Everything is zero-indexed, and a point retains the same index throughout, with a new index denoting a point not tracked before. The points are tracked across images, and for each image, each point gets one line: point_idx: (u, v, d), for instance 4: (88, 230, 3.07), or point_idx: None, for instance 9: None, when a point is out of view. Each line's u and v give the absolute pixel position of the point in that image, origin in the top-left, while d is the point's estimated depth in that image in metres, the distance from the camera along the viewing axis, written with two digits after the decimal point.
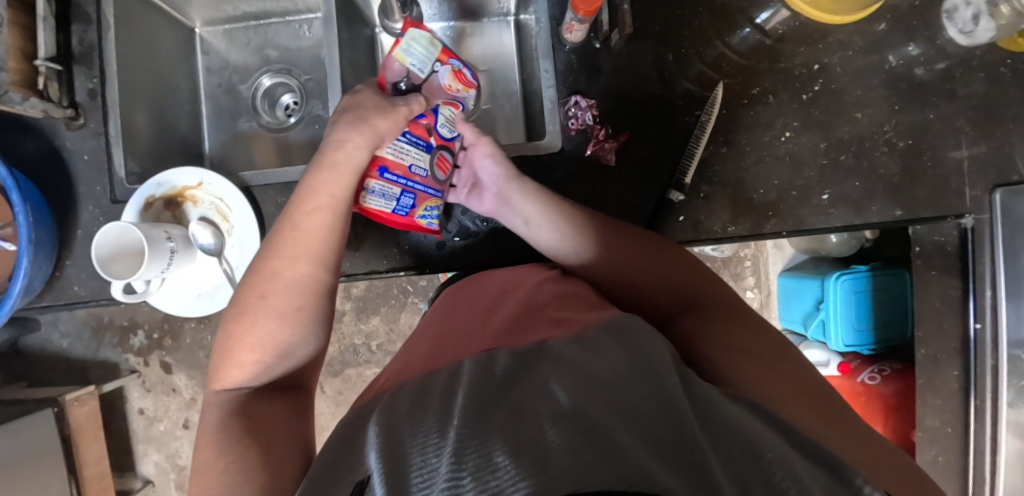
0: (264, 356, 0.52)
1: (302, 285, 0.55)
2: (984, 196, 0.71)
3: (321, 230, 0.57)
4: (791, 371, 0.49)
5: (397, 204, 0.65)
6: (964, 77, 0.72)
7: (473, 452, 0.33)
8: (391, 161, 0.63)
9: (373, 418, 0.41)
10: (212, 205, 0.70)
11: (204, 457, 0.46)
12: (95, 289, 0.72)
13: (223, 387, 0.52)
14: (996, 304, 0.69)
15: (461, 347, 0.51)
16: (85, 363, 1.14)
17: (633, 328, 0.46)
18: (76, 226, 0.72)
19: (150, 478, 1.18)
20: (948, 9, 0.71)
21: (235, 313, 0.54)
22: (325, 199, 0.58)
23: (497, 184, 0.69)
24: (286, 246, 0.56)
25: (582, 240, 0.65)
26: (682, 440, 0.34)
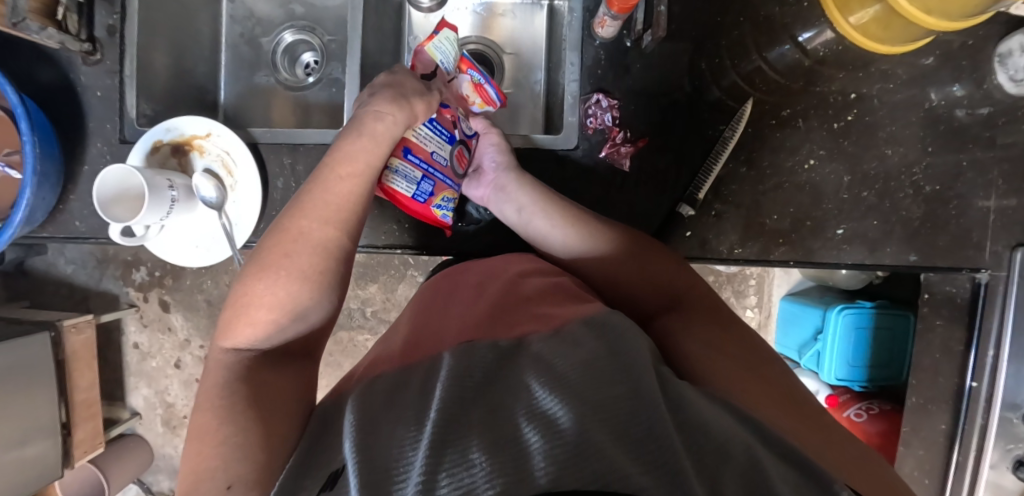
0: (279, 315, 0.50)
1: (327, 249, 0.53)
2: (1004, 253, 0.69)
3: (351, 198, 0.56)
4: (770, 372, 0.48)
5: (417, 190, 0.62)
6: (1008, 126, 0.68)
7: (449, 448, 0.33)
8: (415, 144, 0.61)
9: (350, 409, 0.41)
10: (218, 157, 0.69)
11: (202, 421, 0.45)
12: (96, 226, 0.72)
13: (232, 345, 0.50)
14: (996, 364, 0.68)
15: (440, 338, 0.50)
16: (87, 291, 1.16)
17: (616, 325, 0.44)
18: (83, 161, 0.72)
19: (138, 410, 1.21)
20: (1002, 53, 0.67)
21: (255, 268, 0.51)
22: (360, 167, 0.57)
23: (498, 172, 0.67)
24: (317, 208, 0.54)
25: (579, 218, 0.62)
26: (654, 434, 0.34)
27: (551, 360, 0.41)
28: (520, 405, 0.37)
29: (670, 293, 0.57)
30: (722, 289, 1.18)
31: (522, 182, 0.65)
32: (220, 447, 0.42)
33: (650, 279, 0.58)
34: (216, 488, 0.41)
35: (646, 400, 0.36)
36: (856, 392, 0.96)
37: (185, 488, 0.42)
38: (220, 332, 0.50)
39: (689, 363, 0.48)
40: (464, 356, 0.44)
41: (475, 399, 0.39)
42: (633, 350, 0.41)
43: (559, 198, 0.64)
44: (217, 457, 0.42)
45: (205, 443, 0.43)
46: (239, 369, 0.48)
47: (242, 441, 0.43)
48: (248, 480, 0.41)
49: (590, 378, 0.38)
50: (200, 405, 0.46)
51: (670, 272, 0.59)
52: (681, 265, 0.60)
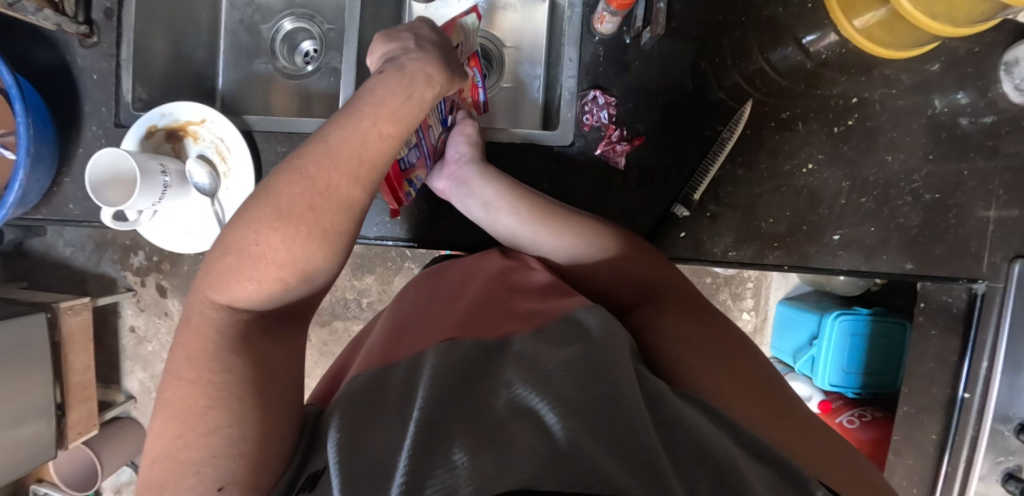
0: (289, 276, 0.41)
1: (351, 207, 0.43)
2: (1002, 265, 0.68)
3: (386, 156, 0.45)
4: (742, 366, 0.47)
5: (408, 157, 0.58)
6: (1012, 136, 0.67)
7: (431, 449, 0.33)
8: (430, 121, 0.59)
9: (332, 405, 0.41)
10: (212, 144, 0.68)
11: (178, 404, 0.37)
12: (89, 210, 0.72)
13: (227, 301, 0.40)
14: (990, 375, 0.67)
15: (418, 337, 0.49)
16: (85, 274, 1.17)
17: (600, 323, 0.44)
18: (78, 144, 0.72)
19: (133, 394, 1.21)
20: (1008, 61, 0.66)
21: (268, 212, 0.41)
22: (402, 123, 0.46)
23: (460, 162, 0.65)
24: (348, 158, 0.43)
25: (541, 212, 0.60)
26: (633, 432, 0.34)
27: (535, 358, 0.41)
28: (502, 404, 0.37)
29: (646, 288, 0.56)
30: (719, 291, 1.18)
31: (487, 176, 0.63)
32: (209, 437, 0.36)
33: (622, 275, 0.56)
34: (203, 489, 0.34)
35: (630, 401, 0.36)
36: (849, 398, 0.96)
37: (158, 478, 0.35)
38: (209, 282, 0.41)
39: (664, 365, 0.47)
40: (446, 354, 0.43)
41: (458, 393, 0.38)
42: (617, 348, 0.41)
43: (526, 191, 0.62)
44: (205, 452, 0.35)
45: (188, 427, 0.36)
46: (235, 337, 0.39)
47: (238, 436, 0.36)
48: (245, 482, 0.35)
49: (575, 379, 0.37)
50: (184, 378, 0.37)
51: (645, 267, 0.57)
52: (660, 259, 0.59)
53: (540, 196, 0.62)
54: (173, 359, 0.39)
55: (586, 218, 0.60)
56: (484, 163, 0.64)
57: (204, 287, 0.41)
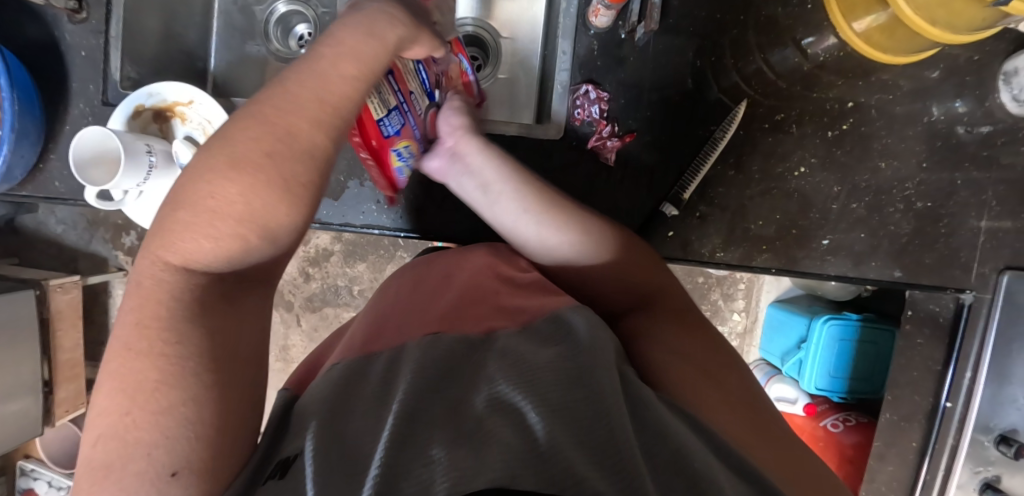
0: (248, 232, 0.39)
1: (314, 155, 0.42)
2: (991, 275, 0.68)
3: (351, 100, 0.45)
4: (723, 373, 0.47)
5: (388, 120, 0.53)
6: (1007, 147, 0.67)
7: (411, 445, 0.32)
8: (401, 77, 0.54)
9: (307, 398, 0.40)
10: (199, 125, 0.68)
11: (131, 375, 0.35)
12: (75, 188, 0.72)
13: (181, 262, 0.39)
14: (973, 386, 0.68)
15: (400, 325, 0.48)
16: (76, 253, 1.16)
17: (583, 325, 0.43)
18: (65, 122, 0.71)
19: None
20: (1007, 71, 0.65)
21: (221, 163, 0.39)
22: (363, 66, 0.46)
23: (455, 137, 0.61)
24: (307, 104, 0.43)
25: (545, 200, 0.57)
26: (611, 437, 0.33)
27: (516, 354, 0.40)
28: (482, 399, 0.36)
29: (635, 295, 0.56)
30: (711, 291, 1.18)
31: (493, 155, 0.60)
32: (161, 417, 0.34)
33: (618, 275, 0.56)
34: (155, 474, 0.33)
35: (611, 404, 0.35)
36: (834, 402, 0.97)
37: (104, 459, 0.34)
38: (161, 241, 0.40)
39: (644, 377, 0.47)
40: (428, 348, 0.41)
41: (441, 388, 0.38)
42: (599, 348, 0.40)
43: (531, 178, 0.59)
44: (155, 433, 0.34)
45: (138, 405, 0.35)
46: (191, 303, 0.38)
47: (192, 417, 0.35)
48: (201, 464, 0.34)
49: (555, 378, 0.37)
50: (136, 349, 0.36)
51: (638, 271, 0.56)
52: (653, 260, 0.58)
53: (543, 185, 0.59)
54: (121, 326, 0.38)
55: (586, 213, 0.58)
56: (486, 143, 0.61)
57: (156, 247, 0.40)
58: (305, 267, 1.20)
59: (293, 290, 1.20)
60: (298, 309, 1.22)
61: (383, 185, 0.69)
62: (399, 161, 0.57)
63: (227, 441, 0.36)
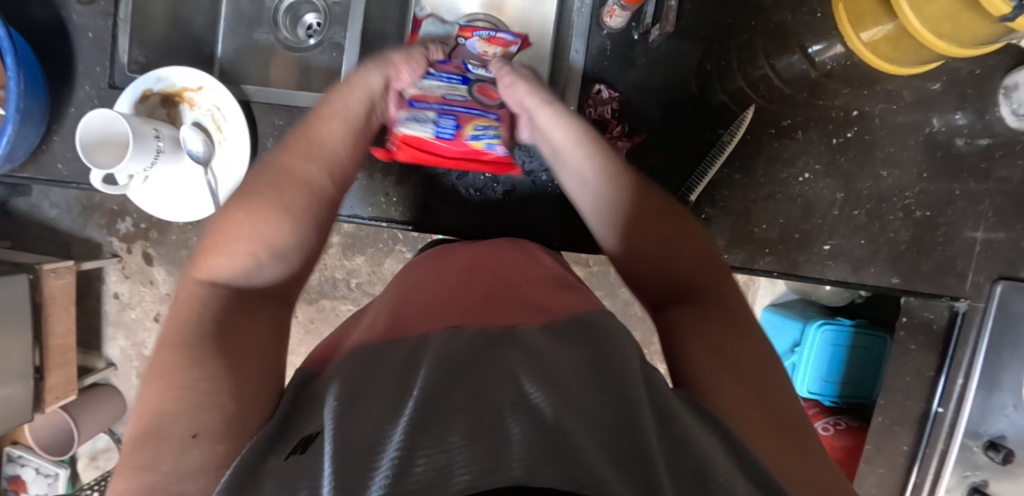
0: (258, 247, 0.46)
1: (311, 184, 0.51)
2: (985, 285, 0.70)
3: (336, 140, 0.55)
4: (758, 374, 0.40)
5: (438, 127, 0.56)
6: (1005, 160, 0.68)
7: (429, 431, 0.31)
8: (421, 94, 0.56)
9: (328, 377, 0.39)
10: (208, 112, 0.67)
11: (161, 359, 0.38)
12: (78, 171, 0.71)
13: (209, 278, 0.44)
14: (964, 392, 0.70)
15: (429, 316, 0.46)
16: (70, 237, 1.15)
17: (605, 325, 0.43)
18: (70, 104, 0.70)
19: (113, 361, 1.20)
20: (1008, 86, 0.67)
21: (237, 202, 0.48)
22: (342, 112, 0.56)
23: (525, 110, 0.58)
24: (299, 147, 0.53)
25: (601, 171, 0.56)
26: (631, 429, 0.32)
27: (531, 347, 0.41)
28: (506, 394, 0.36)
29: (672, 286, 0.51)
30: None
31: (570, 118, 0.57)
32: (181, 392, 0.36)
33: (668, 255, 0.52)
34: (179, 435, 0.34)
35: (635, 398, 0.35)
36: (825, 406, 0.97)
37: (145, 424, 0.35)
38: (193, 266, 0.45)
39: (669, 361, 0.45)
40: (448, 341, 0.41)
41: (461, 379, 0.37)
42: (623, 344, 0.40)
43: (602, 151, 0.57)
44: (178, 403, 0.35)
45: (166, 380, 0.36)
46: (214, 308, 0.42)
47: (213, 384, 0.36)
48: (222, 427, 0.34)
49: (580, 375, 0.37)
50: (169, 340, 0.39)
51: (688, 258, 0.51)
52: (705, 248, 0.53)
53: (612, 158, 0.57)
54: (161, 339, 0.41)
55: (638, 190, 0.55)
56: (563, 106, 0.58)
57: (187, 274, 0.45)
58: None
59: None
60: None
61: (392, 177, 0.68)
62: (484, 145, 0.59)
63: (245, 411, 0.36)
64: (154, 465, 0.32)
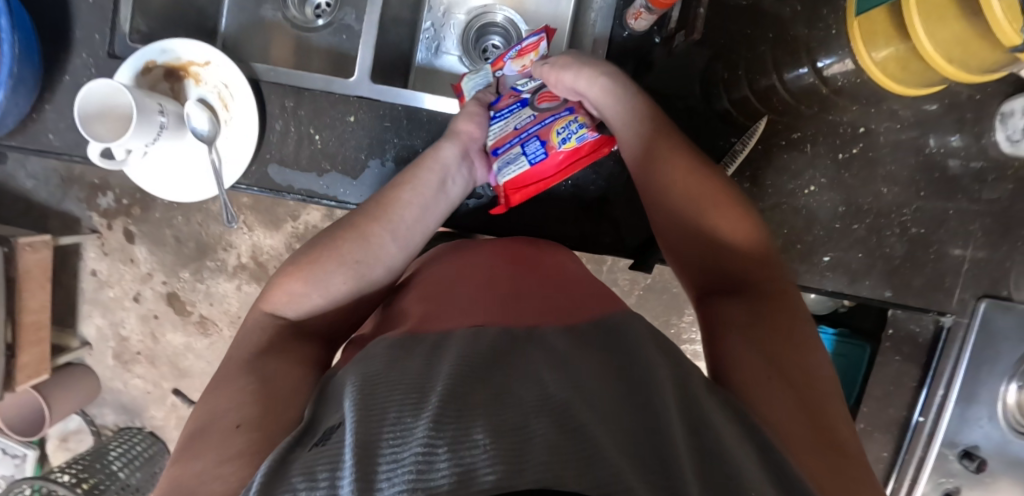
0: (313, 292, 0.52)
1: (369, 245, 0.56)
2: (970, 301, 0.73)
3: (404, 206, 0.59)
4: (797, 372, 0.42)
5: (529, 155, 0.59)
6: (995, 183, 0.71)
7: (453, 425, 0.30)
8: (498, 140, 0.62)
9: (348, 369, 0.38)
10: (215, 89, 0.64)
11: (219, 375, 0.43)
12: (71, 143, 0.68)
13: (270, 308, 0.51)
14: (944, 403, 0.73)
15: (475, 306, 0.47)
16: (46, 210, 1.09)
17: (630, 332, 0.43)
18: (65, 71, 0.67)
19: (88, 340, 1.15)
20: (1004, 112, 0.69)
21: (303, 254, 0.55)
22: (413, 185, 0.60)
23: (578, 98, 0.60)
24: (370, 207, 0.58)
25: (648, 152, 0.57)
26: (656, 436, 0.32)
27: (554, 347, 0.40)
28: (529, 395, 0.34)
29: (717, 270, 0.52)
30: None
31: (624, 95, 0.58)
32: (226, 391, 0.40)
33: (718, 240, 0.53)
34: (225, 425, 0.37)
35: (660, 404, 0.34)
36: None
37: (192, 427, 0.38)
38: (259, 297, 0.52)
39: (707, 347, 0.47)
40: (473, 339, 0.40)
41: (486, 373, 0.36)
42: (647, 351, 0.40)
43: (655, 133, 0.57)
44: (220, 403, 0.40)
45: (216, 384, 0.42)
46: (262, 338, 0.48)
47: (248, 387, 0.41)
48: (258, 419, 0.38)
49: (607, 382, 0.37)
50: (226, 356, 0.46)
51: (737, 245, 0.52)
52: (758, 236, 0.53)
53: (665, 140, 0.57)
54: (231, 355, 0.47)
55: (691, 171, 0.56)
56: (620, 72, 0.58)
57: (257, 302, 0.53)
58: (292, 243, 1.13)
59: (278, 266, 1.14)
60: None
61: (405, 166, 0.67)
62: (578, 142, 0.60)
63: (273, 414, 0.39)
64: (198, 455, 0.35)
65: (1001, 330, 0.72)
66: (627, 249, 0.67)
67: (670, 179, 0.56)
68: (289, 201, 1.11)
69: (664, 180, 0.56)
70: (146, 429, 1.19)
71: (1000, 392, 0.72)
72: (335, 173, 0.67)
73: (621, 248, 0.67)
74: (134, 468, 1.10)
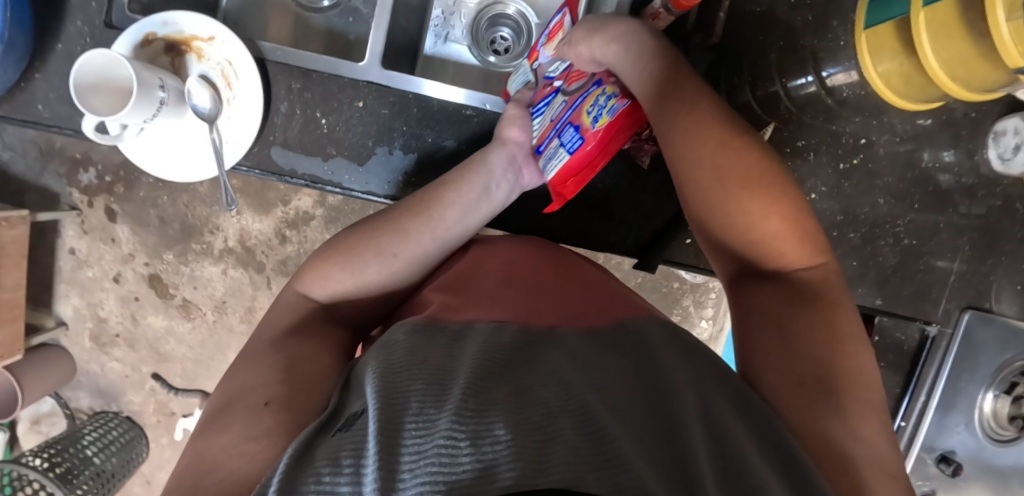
0: (348, 279, 0.52)
1: (406, 237, 0.55)
2: (955, 312, 0.75)
3: (442, 201, 0.58)
4: (835, 376, 0.41)
5: (567, 142, 0.54)
6: (984, 198, 0.74)
7: (476, 420, 0.30)
8: (541, 135, 0.61)
9: (369, 357, 0.37)
10: (218, 66, 0.62)
11: (247, 357, 0.45)
12: (62, 115, 0.65)
13: (304, 290, 0.52)
14: (924, 409, 0.75)
15: (502, 306, 0.46)
16: (22, 184, 1.05)
17: (649, 337, 0.43)
18: (58, 40, 0.64)
19: (64, 320, 1.12)
20: (997, 130, 0.72)
21: (336, 241, 0.55)
22: (453, 183, 0.60)
23: (602, 72, 0.56)
24: (411, 201, 0.58)
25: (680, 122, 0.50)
26: (674, 443, 0.32)
27: (575, 349, 0.41)
28: (552, 395, 0.34)
29: (754, 255, 0.48)
30: (683, 297, 1.20)
31: (638, 60, 0.53)
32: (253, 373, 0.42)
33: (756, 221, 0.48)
34: (254, 402, 0.39)
35: (680, 412, 0.35)
36: None
37: (219, 403, 0.40)
38: (296, 278, 0.54)
39: (739, 340, 0.47)
40: (494, 335, 0.40)
41: (508, 370, 0.36)
42: (667, 358, 0.41)
43: (677, 98, 0.51)
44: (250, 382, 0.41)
45: (243, 365, 0.44)
46: (291, 322, 0.50)
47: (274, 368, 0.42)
48: (286, 400, 0.39)
49: (627, 387, 0.37)
50: (261, 335, 0.48)
51: (774, 225, 0.47)
52: (798, 207, 0.49)
53: (687, 107, 0.50)
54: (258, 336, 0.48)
55: (722, 141, 0.49)
56: (636, 32, 0.54)
57: (292, 282, 0.54)
58: (282, 228, 1.10)
59: (266, 252, 1.11)
60: (269, 271, 1.12)
61: (413, 156, 0.66)
62: (610, 116, 0.52)
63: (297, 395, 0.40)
64: (224, 428, 0.37)
65: (983, 342, 0.75)
66: (630, 248, 0.68)
67: (695, 157, 0.49)
68: (280, 186, 1.08)
69: (689, 157, 0.49)
70: (122, 414, 1.16)
71: (977, 402, 0.76)
72: (338, 158, 0.65)
73: (625, 247, 0.68)
74: (110, 453, 1.07)
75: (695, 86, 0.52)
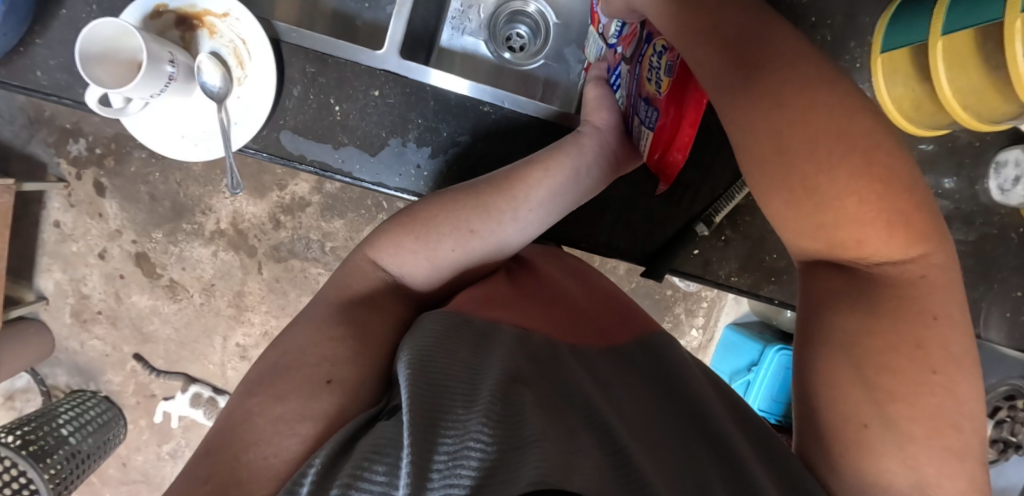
0: (427, 253, 0.49)
1: (483, 212, 0.51)
2: None
3: (533, 182, 0.54)
4: (910, 420, 0.37)
5: (648, 118, 0.52)
6: (980, 227, 0.75)
7: (509, 428, 0.29)
8: (626, 110, 0.59)
9: (405, 347, 0.36)
10: (230, 43, 0.61)
11: (308, 327, 0.43)
12: (62, 83, 0.63)
13: (376, 258, 0.49)
14: None
15: (530, 318, 0.44)
16: (8, 151, 1.01)
17: (671, 360, 0.44)
18: (62, 4, 0.62)
19: (45, 295, 1.08)
20: (999, 161, 0.73)
21: (404, 212, 0.52)
22: (545, 160, 0.55)
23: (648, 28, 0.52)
24: (501, 175, 0.54)
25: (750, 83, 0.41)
26: (691, 477, 0.32)
27: (596, 368, 0.41)
28: (578, 411, 0.34)
29: (827, 241, 0.40)
30: (675, 305, 1.20)
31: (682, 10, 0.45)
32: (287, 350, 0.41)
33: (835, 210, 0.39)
34: (316, 379, 0.38)
35: (695, 452, 0.35)
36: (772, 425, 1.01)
37: (287, 361, 0.40)
38: (366, 242, 0.51)
39: (800, 343, 0.42)
40: (520, 341, 0.40)
41: (535, 380, 0.36)
42: (687, 384, 0.41)
43: (743, 47, 0.42)
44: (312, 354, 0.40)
45: (302, 330, 0.43)
46: (364, 290, 0.47)
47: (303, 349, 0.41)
48: (350, 381, 0.38)
49: (644, 414, 0.37)
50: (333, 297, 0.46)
51: (855, 207, 0.39)
52: (897, 187, 0.39)
53: (767, 62, 0.41)
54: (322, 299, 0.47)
55: (802, 98, 0.40)
56: None
57: (363, 245, 0.51)
58: (276, 213, 1.08)
59: (259, 236, 1.09)
60: (260, 256, 1.10)
61: (427, 149, 0.65)
62: (670, 76, 0.48)
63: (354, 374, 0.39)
64: (286, 395, 0.37)
65: None
66: (639, 255, 0.68)
67: (758, 122, 0.40)
68: (277, 169, 1.06)
69: (747, 119, 0.41)
70: (100, 394, 1.12)
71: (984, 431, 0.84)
72: (350, 148, 0.64)
73: (633, 254, 0.68)
74: (87, 433, 1.03)
75: (780, 33, 0.43)
